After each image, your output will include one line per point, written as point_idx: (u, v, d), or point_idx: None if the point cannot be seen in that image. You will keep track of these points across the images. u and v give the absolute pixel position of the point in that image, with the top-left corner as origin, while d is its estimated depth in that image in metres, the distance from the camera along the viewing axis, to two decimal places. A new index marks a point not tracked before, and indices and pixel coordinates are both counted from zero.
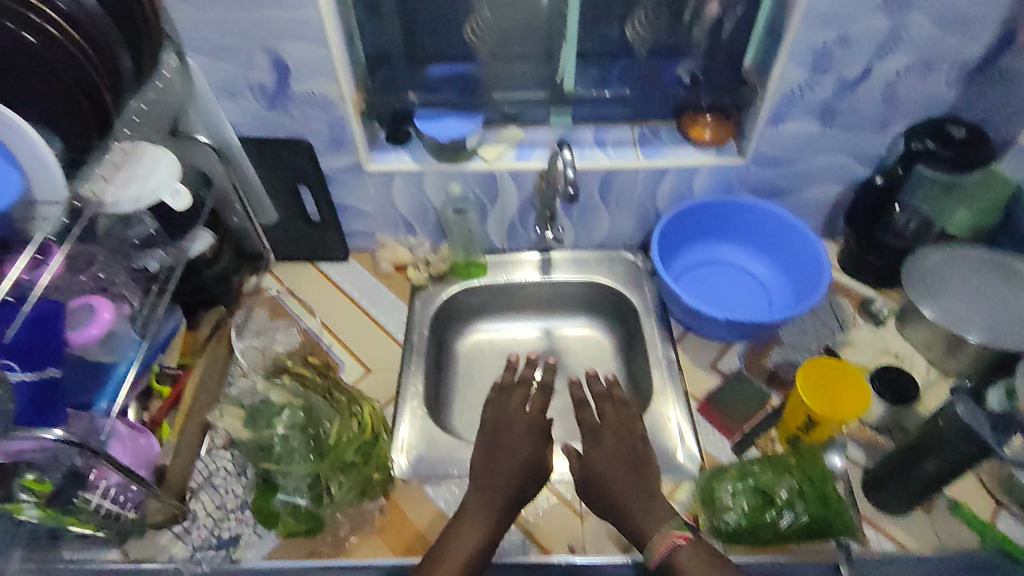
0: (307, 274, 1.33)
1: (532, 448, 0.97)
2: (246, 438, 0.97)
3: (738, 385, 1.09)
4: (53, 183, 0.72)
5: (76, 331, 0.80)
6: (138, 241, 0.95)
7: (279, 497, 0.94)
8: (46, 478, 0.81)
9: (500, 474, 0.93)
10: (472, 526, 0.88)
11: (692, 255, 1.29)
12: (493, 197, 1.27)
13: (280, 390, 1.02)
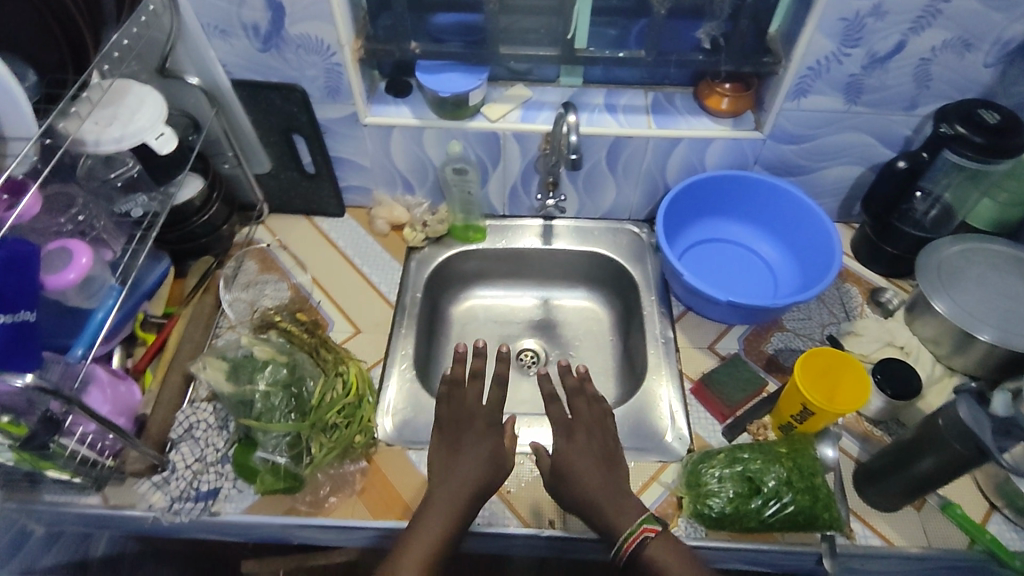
0: (301, 228, 1.30)
1: (495, 443, 0.90)
2: (227, 392, 0.95)
3: (734, 368, 1.05)
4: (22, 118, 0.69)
5: (54, 275, 0.77)
6: (120, 184, 0.92)
7: (258, 454, 0.93)
8: (22, 421, 0.77)
9: (459, 470, 0.86)
10: (432, 529, 0.80)
11: (698, 231, 1.25)
12: (496, 158, 1.21)
13: (263, 346, 1.01)
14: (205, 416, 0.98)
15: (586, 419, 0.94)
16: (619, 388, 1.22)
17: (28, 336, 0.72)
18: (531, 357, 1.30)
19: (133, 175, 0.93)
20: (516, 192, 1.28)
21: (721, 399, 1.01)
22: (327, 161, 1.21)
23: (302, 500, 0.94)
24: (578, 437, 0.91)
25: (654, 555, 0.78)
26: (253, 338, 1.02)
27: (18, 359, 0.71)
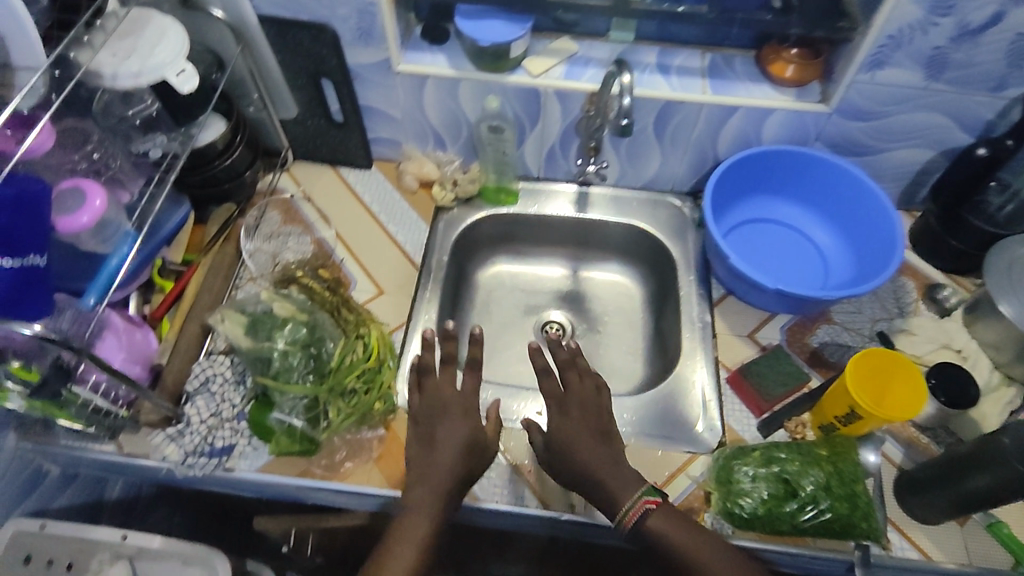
0: (326, 178, 1.24)
1: (473, 431, 0.84)
2: (245, 347, 0.92)
3: (777, 360, 0.99)
4: (30, 44, 0.65)
5: (66, 218, 0.73)
6: (138, 122, 0.87)
7: (274, 415, 0.90)
8: (33, 366, 0.75)
9: (436, 463, 0.81)
10: (413, 530, 0.77)
11: (747, 209, 1.16)
12: (535, 117, 1.13)
13: (283, 302, 0.96)
14: (221, 370, 0.95)
15: (581, 392, 0.87)
16: (647, 369, 1.17)
17: (37, 281, 0.69)
18: (557, 330, 1.26)
19: (151, 114, 0.88)
20: (553, 154, 1.20)
21: (758, 392, 0.97)
22: (355, 109, 1.14)
23: (317, 463, 0.92)
24: (569, 413, 0.85)
25: (658, 528, 0.76)
26: (271, 293, 0.97)
27: (28, 304, 0.68)
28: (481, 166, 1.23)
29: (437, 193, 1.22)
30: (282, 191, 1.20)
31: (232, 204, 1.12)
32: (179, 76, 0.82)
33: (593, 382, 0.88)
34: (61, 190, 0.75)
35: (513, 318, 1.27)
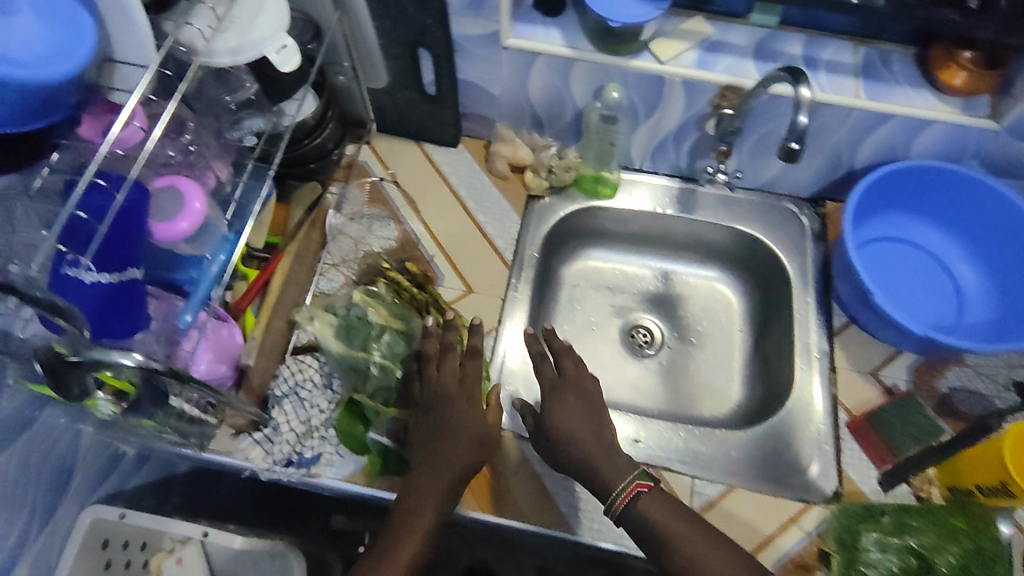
0: (410, 154, 1.14)
1: (481, 422, 0.80)
2: (335, 351, 0.88)
3: (903, 410, 0.93)
4: (139, 42, 0.56)
5: (166, 224, 0.64)
6: (233, 104, 0.75)
7: (370, 432, 0.86)
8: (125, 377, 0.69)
9: (441, 455, 0.77)
10: (415, 524, 0.73)
11: (877, 227, 1.05)
12: (652, 108, 1.00)
13: (379, 307, 0.92)
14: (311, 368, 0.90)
15: (570, 379, 0.88)
16: (744, 389, 1.09)
17: (132, 295, 0.61)
18: (645, 336, 1.18)
19: (248, 97, 0.76)
20: (663, 148, 1.08)
21: (885, 444, 0.91)
22: (452, 85, 1.02)
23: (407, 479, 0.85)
24: (562, 403, 0.84)
25: (648, 512, 0.75)
26: (365, 295, 0.93)
27: (121, 321, 0.60)
28: (579, 154, 1.12)
29: (531, 180, 1.11)
30: (369, 171, 1.11)
31: (315, 182, 1.03)
32: (281, 53, 0.71)
33: (576, 374, 0.89)
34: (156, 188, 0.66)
35: (598, 317, 1.19)
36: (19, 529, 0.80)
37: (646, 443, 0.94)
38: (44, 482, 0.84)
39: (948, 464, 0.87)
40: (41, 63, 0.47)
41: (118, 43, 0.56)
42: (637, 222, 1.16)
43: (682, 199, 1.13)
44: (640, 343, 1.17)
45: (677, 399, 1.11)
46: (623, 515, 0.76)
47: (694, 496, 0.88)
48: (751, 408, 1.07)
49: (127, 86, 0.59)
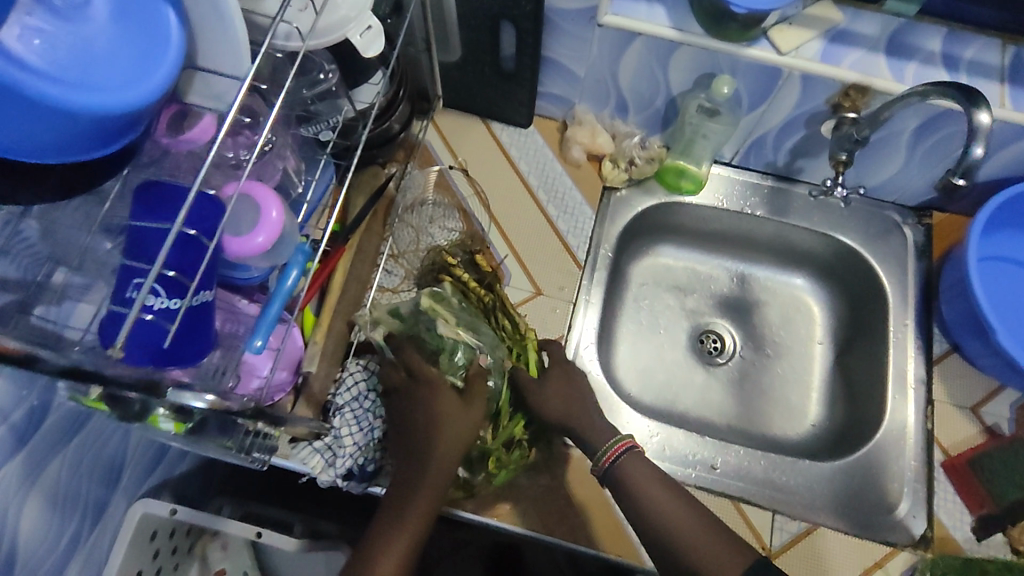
0: (478, 134, 1.05)
1: (473, 418, 0.77)
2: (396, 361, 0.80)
3: (1012, 458, 0.86)
4: (229, 48, 0.46)
5: (241, 238, 0.57)
6: (311, 95, 0.65)
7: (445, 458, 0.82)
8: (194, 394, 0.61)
9: (431, 454, 0.74)
10: (404, 523, 0.71)
11: (994, 248, 0.95)
12: (759, 101, 0.88)
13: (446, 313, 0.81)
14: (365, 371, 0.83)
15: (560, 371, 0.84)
16: (823, 410, 1.02)
17: (204, 317, 0.56)
18: (715, 343, 1.08)
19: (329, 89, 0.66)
20: (760, 145, 0.98)
21: (985, 490, 0.84)
22: (533, 63, 0.91)
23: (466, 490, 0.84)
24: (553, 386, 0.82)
25: (628, 467, 0.75)
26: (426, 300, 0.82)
27: (191, 347, 0.54)
28: (664, 144, 1.04)
29: (609, 171, 1.02)
30: (434, 157, 1.03)
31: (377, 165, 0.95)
32: (363, 37, 0.60)
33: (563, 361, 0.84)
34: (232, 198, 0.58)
35: (667, 316, 1.10)
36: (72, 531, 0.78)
37: (724, 469, 0.89)
38: (95, 480, 0.81)
39: None
40: (131, 86, 0.39)
41: (205, 46, 0.47)
42: (719, 223, 1.07)
43: (772, 200, 1.03)
44: (710, 350, 1.08)
45: (750, 413, 1.03)
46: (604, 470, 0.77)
47: (774, 533, 0.83)
48: (830, 431, 1.00)
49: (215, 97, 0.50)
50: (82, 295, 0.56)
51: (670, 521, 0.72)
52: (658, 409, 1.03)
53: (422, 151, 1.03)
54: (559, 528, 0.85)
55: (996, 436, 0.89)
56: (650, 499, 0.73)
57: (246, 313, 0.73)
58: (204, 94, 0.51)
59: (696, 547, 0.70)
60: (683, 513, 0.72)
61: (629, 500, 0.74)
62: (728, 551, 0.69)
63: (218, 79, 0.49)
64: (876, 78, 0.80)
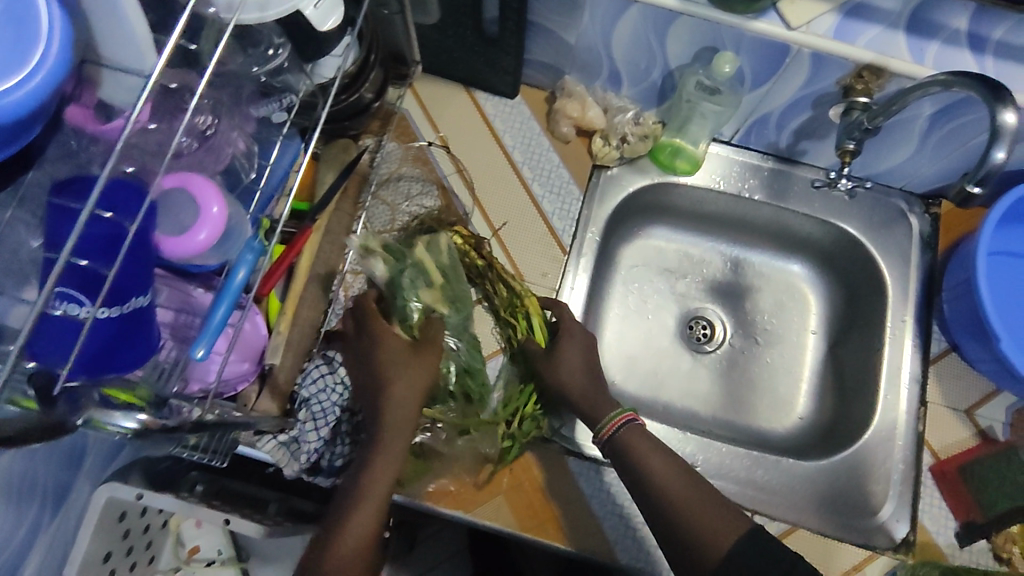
0: (459, 103, 0.97)
1: (429, 370, 0.73)
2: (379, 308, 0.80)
3: (1003, 467, 0.84)
4: (129, 45, 0.43)
5: (180, 236, 0.53)
6: (263, 78, 0.59)
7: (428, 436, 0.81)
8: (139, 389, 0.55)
9: (388, 409, 0.70)
10: (368, 485, 0.67)
11: (1003, 242, 0.90)
12: (764, 78, 0.81)
13: (431, 274, 0.80)
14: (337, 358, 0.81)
15: (572, 346, 0.82)
16: (811, 402, 0.99)
17: (142, 321, 0.51)
18: (705, 330, 1.04)
19: (281, 66, 0.59)
20: (763, 124, 0.91)
21: (974, 499, 0.82)
22: (519, 30, 0.83)
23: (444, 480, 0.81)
24: (566, 360, 0.80)
25: (628, 439, 0.73)
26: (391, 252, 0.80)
27: (129, 355, 0.50)
28: (660, 119, 0.97)
29: (599, 149, 0.95)
30: (413, 131, 0.95)
31: (348, 139, 0.89)
32: (317, 8, 0.55)
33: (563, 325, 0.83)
34: (167, 191, 0.53)
35: (655, 301, 1.05)
36: (29, 520, 0.73)
37: (705, 466, 0.87)
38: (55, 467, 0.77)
39: None
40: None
41: (102, 41, 0.43)
42: (715, 204, 1.01)
43: (773, 183, 0.97)
44: (698, 337, 1.04)
45: (734, 402, 1.00)
46: (605, 442, 0.75)
47: None
48: (817, 425, 0.97)
49: (127, 93, 0.47)
50: (18, 291, 0.46)
51: (670, 495, 0.68)
52: (641, 399, 0.99)
53: (399, 122, 0.95)
54: (537, 524, 0.80)
55: (988, 440, 0.86)
56: (649, 470, 0.70)
57: (199, 302, 0.66)
58: (117, 88, 0.47)
59: (695, 519, 0.66)
60: (688, 489, 0.68)
61: (629, 473, 0.71)
62: (728, 525, 0.65)
63: (126, 74, 0.46)
64: (893, 59, 0.73)
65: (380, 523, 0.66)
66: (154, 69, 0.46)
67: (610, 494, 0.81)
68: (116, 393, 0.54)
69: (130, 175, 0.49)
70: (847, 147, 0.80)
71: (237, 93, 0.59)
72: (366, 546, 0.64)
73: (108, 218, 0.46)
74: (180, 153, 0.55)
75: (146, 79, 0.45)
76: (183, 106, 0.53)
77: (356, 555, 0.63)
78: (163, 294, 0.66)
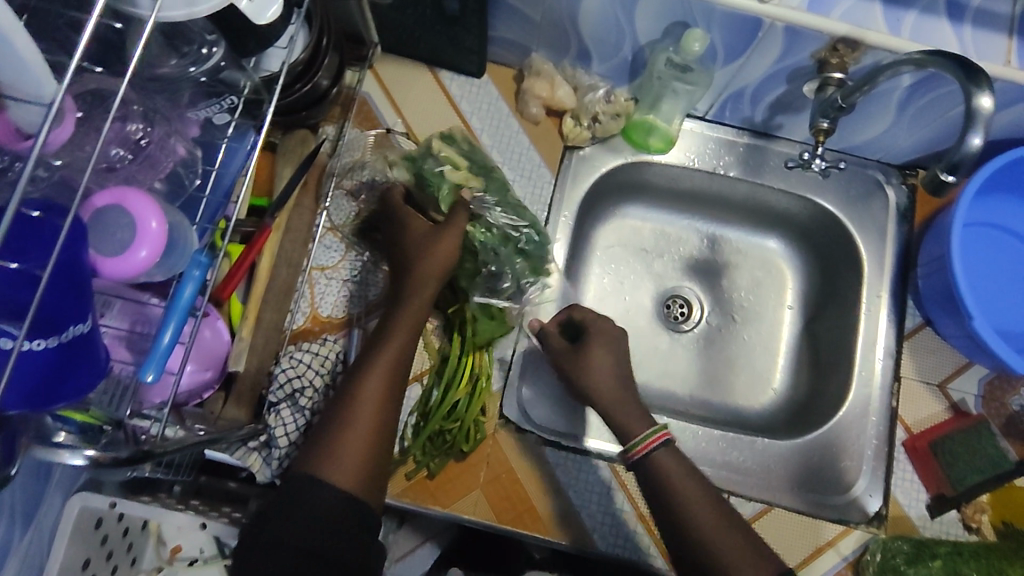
0: (422, 83, 0.92)
1: (449, 249, 0.75)
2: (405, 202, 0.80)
3: (970, 439, 0.85)
4: (22, 71, 0.40)
5: (119, 255, 0.50)
6: (203, 79, 0.58)
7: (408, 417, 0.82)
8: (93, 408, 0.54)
9: (412, 284, 0.74)
10: (390, 346, 0.69)
11: (980, 212, 0.88)
12: (737, 53, 0.78)
13: (455, 159, 0.82)
14: (329, 350, 0.80)
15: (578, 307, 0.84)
16: (787, 377, 0.99)
17: (87, 346, 0.47)
18: (681, 309, 1.02)
19: (218, 65, 0.58)
20: (737, 99, 0.88)
21: (944, 472, 0.83)
22: (481, 8, 0.80)
23: (420, 471, 0.81)
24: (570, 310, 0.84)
25: (662, 466, 0.69)
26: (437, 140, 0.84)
27: (72, 385, 0.46)
28: (632, 96, 0.93)
29: (570, 129, 0.92)
30: (376, 116, 0.91)
31: (306, 129, 0.85)
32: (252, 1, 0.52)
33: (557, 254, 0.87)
34: (100, 208, 0.50)
35: (632, 281, 1.03)
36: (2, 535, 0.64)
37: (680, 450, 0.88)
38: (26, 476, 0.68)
39: (1001, 492, 0.83)
40: None
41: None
42: (691, 180, 0.98)
43: (747, 158, 0.95)
44: (676, 317, 1.02)
45: (712, 381, 0.99)
46: (636, 464, 0.71)
47: None
48: (791, 401, 0.97)
49: (32, 120, 0.43)
50: None
51: (702, 532, 0.64)
52: None
53: (361, 106, 0.91)
54: (513, 516, 0.80)
55: (960, 413, 0.87)
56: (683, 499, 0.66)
57: (155, 313, 0.63)
58: (22, 114, 0.43)
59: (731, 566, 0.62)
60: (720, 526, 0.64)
61: (661, 502, 0.67)
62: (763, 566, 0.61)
63: (31, 103, 0.42)
64: (870, 30, 0.69)
65: (397, 384, 0.68)
66: (55, 94, 0.42)
67: (586, 484, 0.82)
68: (73, 414, 0.53)
69: (34, 220, 0.43)
70: (820, 126, 0.78)
71: (177, 98, 0.58)
72: (385, 400, 0.66)
73: (16, 268, 0.41)
74: (112, 167, 0.53)
75: (48, 106, 0.41)
76: (107, 113, 0.50)
77: (372, 401, 0.65)
78: (116, 307, 0.63)
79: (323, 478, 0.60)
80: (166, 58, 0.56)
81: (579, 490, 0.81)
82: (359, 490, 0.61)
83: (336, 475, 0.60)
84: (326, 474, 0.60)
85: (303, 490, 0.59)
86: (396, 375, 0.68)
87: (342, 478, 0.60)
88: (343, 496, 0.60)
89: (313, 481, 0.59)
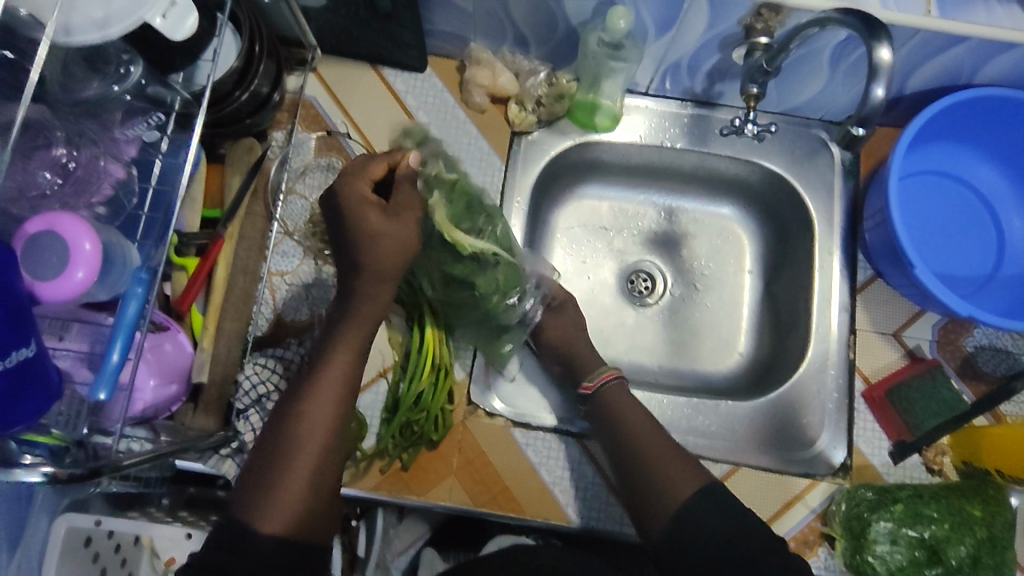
0: (364, 80, 0.93)
1: (405, 241, 0.69)
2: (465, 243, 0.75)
3: (927, 386, 0.87)
4: None
5: (56, 279, 0.51)
6: (130, 98, 0.62)
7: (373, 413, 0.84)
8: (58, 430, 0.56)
9: (360, 287, 0.69)
10: (321, 390, 0.65)
11: (922, 160, 0.90)
12: (667, 25, 0.79)
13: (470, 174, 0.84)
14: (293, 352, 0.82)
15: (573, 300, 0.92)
16: (751, 339, 1.00)
17: (37, 369, 0.49)
18: (645, 283, 1.04)
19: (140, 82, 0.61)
20: (677, 70, 0.89)
21: (902, 419, 0.86)
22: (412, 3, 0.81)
23: (393, 464, 0.83)
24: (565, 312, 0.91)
25: (609, 394, 0.80)
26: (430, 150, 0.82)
27: (25, 407, 0.48)
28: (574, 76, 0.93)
29: (515, 115, 0.93)
30: (324, 118, 0.91)
31: (252, 138, 0.86)
32: (165, 17, 0.53)
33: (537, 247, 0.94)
34: (30, 237, 0.51)
35: (594, 259, 1.04)
36: None
37: None
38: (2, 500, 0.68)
39: (961, 433, 0.84)
40: None
41: None
42: (635, 157, 1.00)
43: (693, 130, 0.96)
44: (639, 290, 1.03)
45: (679, 350, 1.00)
46: (589, 396, 0.81)
47: None
48: (754, 365, 0.98)
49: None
50: None
51: (641, 456, 0.72)
52: None
53: (307, 110, 0.91)
54: (489, 499, 0.82)
55: (916, 359, 0.89)
56: (627, 424, 0.76)
57: None
58: None
59: (663, 478, 0.69)
60: (664, 450, 0.72)
61: (610, 429, 0.77)
62: (688, 482, 0.69)
63: None
64: None
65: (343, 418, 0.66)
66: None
67: (555, 460, 0.84)
68: (37, 436, 0.55)
69: None
70: (749, 92, 0.79)
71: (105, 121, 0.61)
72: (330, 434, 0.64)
73: None
74: (43, 193, 0.57)
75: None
76: None
77: (315, 442, 0.63)
78: (74, 329, 0.64)
79: (263, 530, 0.59)
80: (88, 81, 0.59)
81: (550, 469, 0.84)
82: (300, 527, 0.60)
83: (275, 522, 0.59)
84: (261, 524, 0.59)
85: (236, 544, 0.57)
86: (341, 404, 0.65)
87: (276, 521, 0.59)
88: (278, 536, 0.59)
89: (246, 532, 0.58)
